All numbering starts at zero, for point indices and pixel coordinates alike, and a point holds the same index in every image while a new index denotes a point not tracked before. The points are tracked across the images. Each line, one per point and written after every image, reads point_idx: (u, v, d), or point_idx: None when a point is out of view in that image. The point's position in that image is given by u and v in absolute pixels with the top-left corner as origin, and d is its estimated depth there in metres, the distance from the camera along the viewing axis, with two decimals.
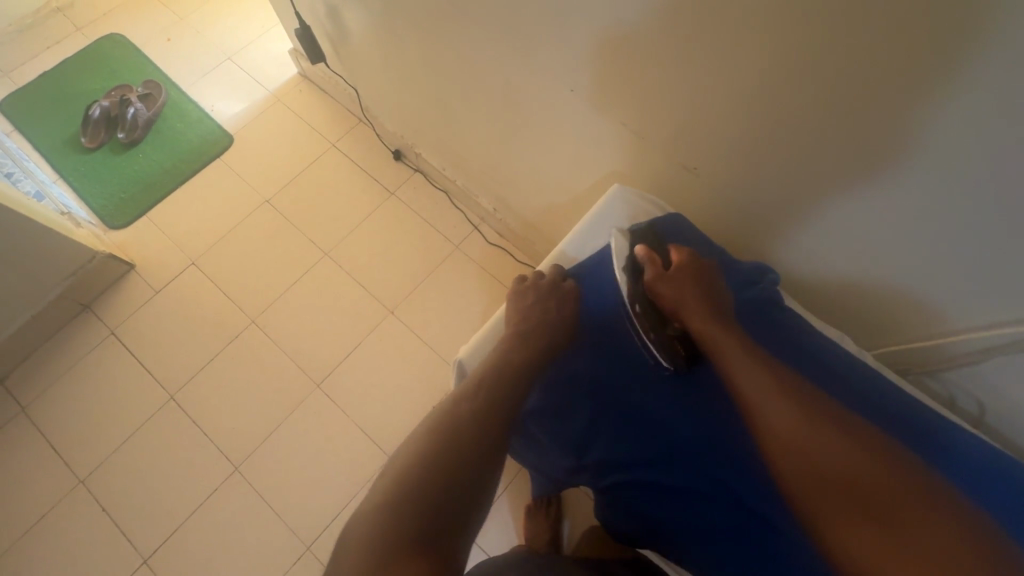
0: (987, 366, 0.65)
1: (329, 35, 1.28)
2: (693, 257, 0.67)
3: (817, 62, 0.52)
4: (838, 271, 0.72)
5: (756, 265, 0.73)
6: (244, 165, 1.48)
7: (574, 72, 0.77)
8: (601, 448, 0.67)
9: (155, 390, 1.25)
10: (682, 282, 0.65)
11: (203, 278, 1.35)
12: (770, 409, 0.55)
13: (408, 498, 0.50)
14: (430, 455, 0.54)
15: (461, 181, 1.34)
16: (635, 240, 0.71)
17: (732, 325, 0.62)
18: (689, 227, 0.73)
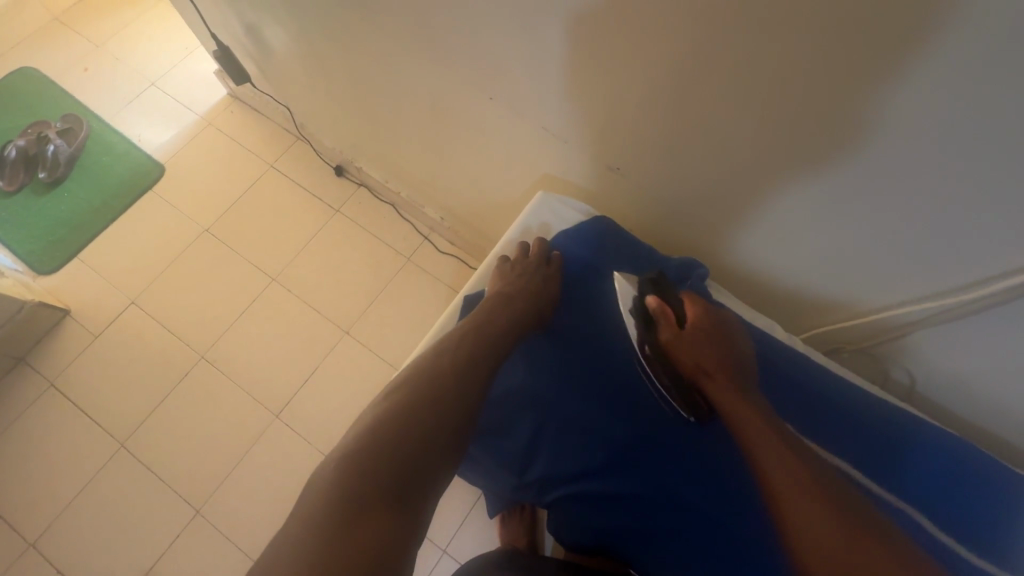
0: (915, 345, 0.68)
1: (251, 54, 1.24)
2: (707, 312, 0.63)
3: (728, 64, 0.53)
4: (784, 268, 0.73)
5: (686, 262, 0.74)
6: (181, 196, 1.42)
7: (497, 75, 0.76)
8: (545, 462, 0.66)
9: (104, 442, 1.19)
10: (699, 343, 0.61)
11: (144, 318, 1.29)
12: (798, 503, 0.48)
13: (387, 451, 0.52)
14: (406, 416, 0.54)
15: (406, 193, 1.32)
16: (647, 288, 0.67)
17: (754, 393, 0.57)
18: (617, 231, 0.75)
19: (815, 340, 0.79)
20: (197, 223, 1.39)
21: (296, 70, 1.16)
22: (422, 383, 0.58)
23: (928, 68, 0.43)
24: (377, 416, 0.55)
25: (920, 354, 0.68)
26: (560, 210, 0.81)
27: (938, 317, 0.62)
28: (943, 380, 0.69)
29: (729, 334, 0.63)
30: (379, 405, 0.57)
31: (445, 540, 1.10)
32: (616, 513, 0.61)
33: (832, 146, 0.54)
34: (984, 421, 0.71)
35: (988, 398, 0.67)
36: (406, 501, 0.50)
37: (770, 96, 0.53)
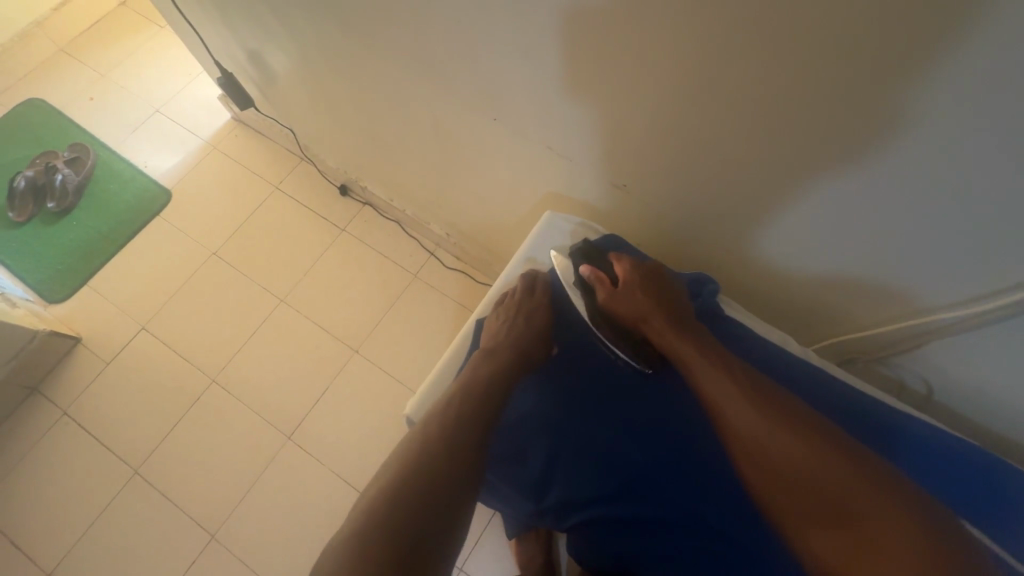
0: (929, 354, 0.67)
1: (255, 80, 1.26)
2: (635, 266, 0.70)
3: (731, 84, 0.54)
4: (769, 270, 0.75)
5: (694, 277, 0.74)
6: (189, 220, 1.43)
7: (500, 96, 0.77)
8: (561, 486, 0.65)
9: (119, 469, 1.19)
10: (631, 294, 0.68)
11: (155, 343, 1.30)
12: (728, 410, 0.55)
13: (399, 501, 0.51)
14: (415, 466, 0.54)
15: (410, 210, 1.32)
16: (580, 260, 0.74)
17: (686, 323, 0.64)
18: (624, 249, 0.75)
19: (828, 350, 0.78)
20: (205, 247, 1.40)
21: (298, 94, 1.17)
22: (429, 434, 0.58)
23: (935, 88, 0.44)
24: (388, 471, 0.55)
25: (935, 361, 0.67)
26: (563, 227, 0.81)
27: (946, 325, 0.62)
28: (960, 389, 0.69)
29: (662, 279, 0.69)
30: (390, 460, 0.57)
31: (461, 559, 1.09)
32: (637, 537, 0.61)
33: (842, 162, 0.55)
34: (1001, 428, 0.70)
35: (1007, 405, 0.66)
36: (422, 549, 0.49)
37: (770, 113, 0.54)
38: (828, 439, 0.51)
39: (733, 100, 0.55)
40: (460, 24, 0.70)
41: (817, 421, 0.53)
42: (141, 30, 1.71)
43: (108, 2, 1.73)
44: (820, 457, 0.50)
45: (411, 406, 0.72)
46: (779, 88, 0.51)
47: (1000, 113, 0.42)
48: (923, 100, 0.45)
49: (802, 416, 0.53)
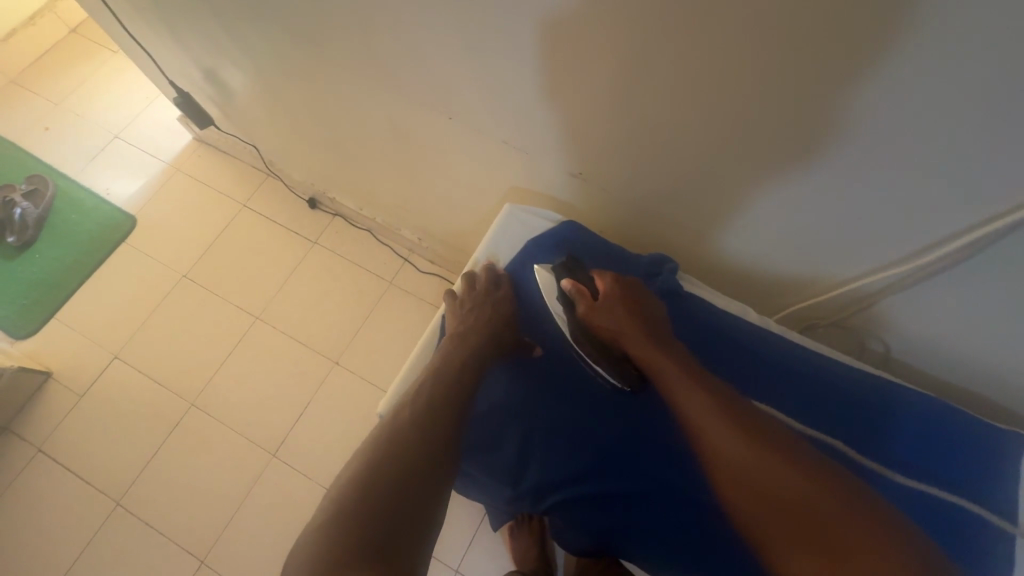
0: (884, 312, 0.71)
1: (213, 98, 1.24)
2: (618, 282, 0.66)
3: (672, 68, 0.56)
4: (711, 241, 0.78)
5: (655, 257, 0.76)
6: (156, 244, 1.41)
7: (455, 96, 0.78)
8: (535, 470, 0.66)
9: (99, 504, 1.16)
10: (613, 310, 0.63)
11: (129, 371, 1.28)
12: (711, 435, 0.52)
13: (375, 498, 0.52)
14: (388, 464, 0.54)
15: (381, 218, 1.33)
16: (562, 274, 0.69)
17: (668, 345, 0.61)
18: (585, 236, 0.77)
19: (789, 317, 0.81)
20: (174, 270, 1.38)
21: (258, 109, 1.17)
22: (400, 430, 0.58)
23: (882, 53, 0.45)
24: (359, 466, 0.55)
25: (885, 318, 0.71)
26: (522, 218, 0.82)
27: (903, 283, 0.65)
28: (915, 342, 0.72)
29: (642, 296, 0.66)
30: (359, 455, 0.56)
31: (457, 560, 1.09)
32: (615, 510, 0.63)
33: (796, 135, 0.56)
34: (956, 379, 0.73)
35: (954, 355, 0.70)
36: (399, 543, 0.50)
37: (720, 87, 0.55)
38: (821, 471, 0.49)
39: (685, 81, 0.57)
40: (410, 27, 0.71)
41: (798, 448, 0.51)
42: (94, 57, 1.68)
43: (57, 30, 1.70)
44: (804, 484, 0.48)
45: (382, 406, 0.72)
46: (719, 69, 0.54)
47: (957, 77, 0.44)
48: (870, 63, 0.46)
49: (784, 443, 0.51)
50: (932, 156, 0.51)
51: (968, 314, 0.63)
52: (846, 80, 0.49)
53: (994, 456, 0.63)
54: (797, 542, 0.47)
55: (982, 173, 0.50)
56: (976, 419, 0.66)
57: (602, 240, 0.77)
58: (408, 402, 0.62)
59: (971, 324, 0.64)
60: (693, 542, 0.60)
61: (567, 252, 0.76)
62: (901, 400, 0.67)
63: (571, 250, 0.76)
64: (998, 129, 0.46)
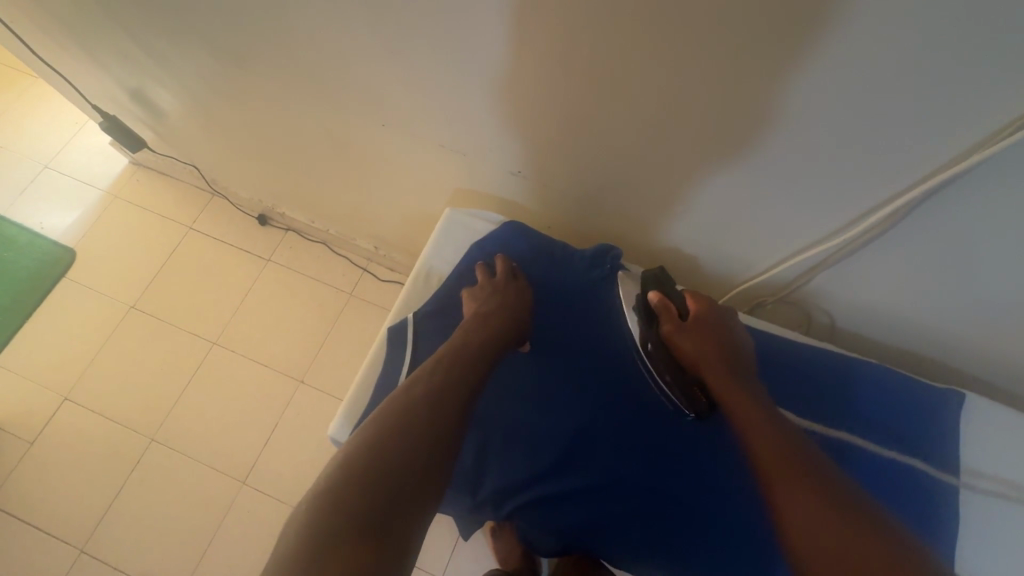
0: (819, 285, 0.73)
1: (143, 119, 1.19)
2: (709, 305, 0.65)
3: (598, 60, 0.56)
4: (740, 256, 0.75)
5: (599, 246, 0.74)
6: (99, 277, 1.35)
7: (389, 103, 0.77)
8: (495, 476, 0.65)
9: (62, 554, 1.11)
10: (699, 336, 0.62)
11: (82, 411, 1.22)
12: (783, 487, 0.50)
13: (374, 482, 0.48)
14: (393, 447, 0.51)
15: (334, 229, 1.30)
16: (652, 283, 0.67)
17: (748, 380, 0.59)
18: (529, 234, 0.76)
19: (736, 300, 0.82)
20: (121, 301, 1.32)
21: (191, 127, 1.12)
22: (404, 414, 0.53)
23: (798, 28, 0.46)
24: (364, 440, 0.51)
25: (828, 291, 0.73)
26: (465, 221, 0.81)
27: (835, 256, 0.67)
28: (855, 311, 0.74)
29: (732, 330, 0.64)
30: (369, 423, 0.53)
31: (441, 567, 1.09)
32: (579, 507, 0.63)
33: (731, 120, 0.57)
34: (895, 343, 0.76)
35: (893, 320, 0.73)
36: (390, 536, 0.46)
37: (647, 73, 0.55)
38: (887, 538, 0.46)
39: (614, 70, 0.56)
40: (333, 34, 0.69)
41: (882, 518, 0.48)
42: (13, 86, 1.59)
43: None
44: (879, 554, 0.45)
45: (334, 426, 0.69)
46: (642, 57, 0.54)
47: (878, 44, 0.44)
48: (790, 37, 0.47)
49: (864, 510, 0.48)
50: (864, 134, 0.53)
51: (901, 280, 0.66)
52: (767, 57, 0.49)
53: (923, 412, 0.68)
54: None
55: (905, 145, 0.52)
56: (915, 381, 0.70)
57: (545, 236, 0.77)
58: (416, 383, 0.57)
59: (904, 288, 0.67)
60: (655, 527, 0.62)
61: (511, 251, 0.76)
62: (844, 370, 0.70)
63: (514, 250, 0.76)
64: (924, 102, 0.48)
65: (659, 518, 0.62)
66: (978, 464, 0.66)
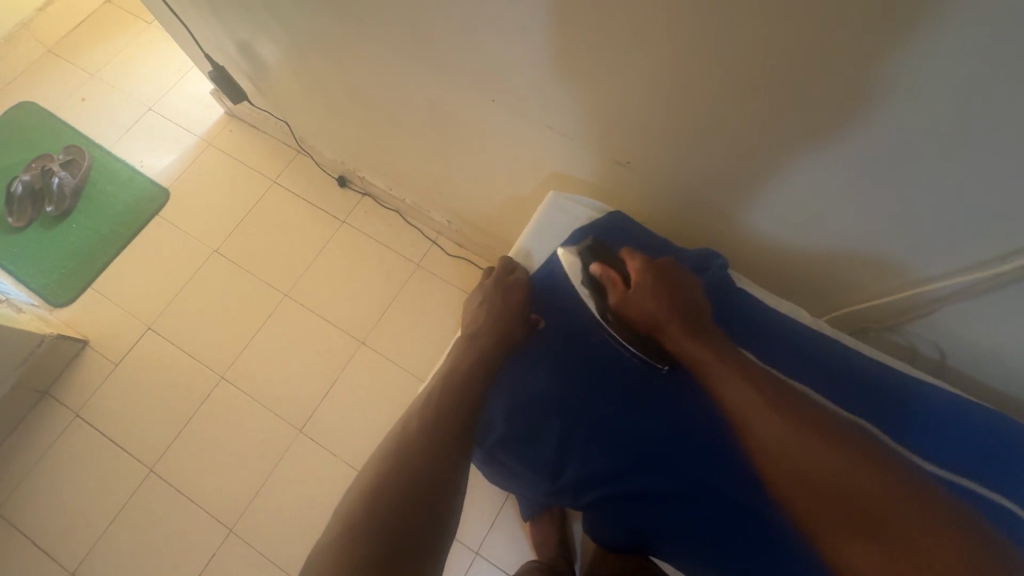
0: (938, 316, 0.69)
1: (246, 72, 1.24)
2: (649, 262, 0.67)
3: (735, 62, 0.54)
4: (790, 250, 0.75)
5: (703, 252, 0.75)
6: (187, 219, 1.42)
7: (498, 80, 0.76)
8: (577, 463, 0.65)
9: (134, 470, 1.20)
10: (644, 296, 0.65)
11: (163, 342, 1.30)
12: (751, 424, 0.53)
13: (389, 504, 0.55)
14: (404, 472, 0.58)
15: (410, 198, 1.32)
16: (589, 258, 0.72)
17: (703, 328, 0.62)
18: (631, 228, 0.75)
19: (839, 319, 0.79)
20: (206, 244, 1.39)
21: (291, 83, 1.16)
22: (404, 443, 0.61)
23: (951, 45, 0.43)
24: (374, 475, 0.58)
25: (942, 323, 0.69)
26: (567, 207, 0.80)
27: (954, 285, 0.63)
28: (969, 350, 0.70)
29: (680, 278, 0.66)
30: (375, 463, 0.60)
31: (477, 542, 1.11)
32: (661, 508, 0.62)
33: (822, 127, 0.56)
34: (1005, 388, 0.71)
35: (1014, 365, 0.68)
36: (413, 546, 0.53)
37: (786, 78, 0.53)
38: (864, 451, 0.49)
39: (753, 69, 0.53)
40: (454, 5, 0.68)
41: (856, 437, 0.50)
42: (127, 28, 1.68)
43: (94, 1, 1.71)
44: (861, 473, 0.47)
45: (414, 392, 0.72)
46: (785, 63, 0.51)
47: (996, 69, 0.43)
48: (930, 56, 0.45)
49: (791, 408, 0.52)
50: (907, 133, 0.52)
51: None
52: (915, 72, 0.46)
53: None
54: (853, 540, 0.45)
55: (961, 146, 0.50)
56: None
57: (648, 233, 0.75)
58: (420, 410, 0.66)
59: None
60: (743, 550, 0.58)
61: (614, 242, 0.75)
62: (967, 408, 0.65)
63: (616, 241, 0.75)
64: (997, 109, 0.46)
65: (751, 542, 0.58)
66: None
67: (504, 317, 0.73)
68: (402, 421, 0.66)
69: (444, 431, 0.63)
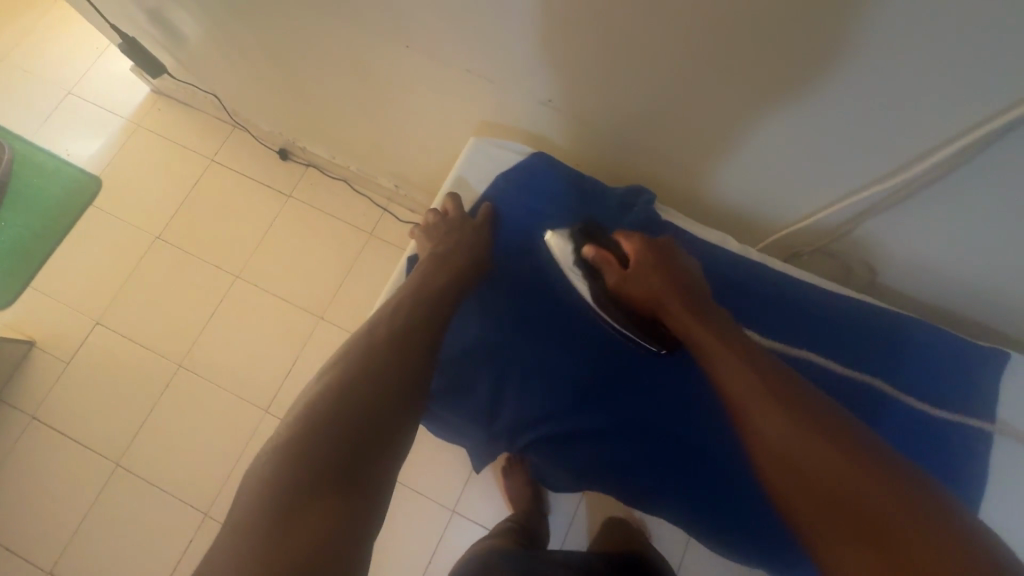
0: (864, 238, 0.70)
1: (162, 43, 1.15)
2: (649, 244, 0.66)
3: None
4: (721, 185, 0.74)
5: (630, 188, 0.75)
6: (125, 206, 1.36)
7: (413, 26, 0.72)
8: (512, 410, 0.69)
9: (100, 467, 1.18)
10: (645, 275, 0.64)
11: (113, 335, 1.26)
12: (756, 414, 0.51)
13: (324, 429, 0.51)
14: (343, 399, 0.53)
15: (355, 166, 1.28)
16: (582, 238, 0.70)
17: (705, 305, 0.60)
18: (554, 171, 0.74)
19: (771, 249, 0.81)
20: (147, 232, 1.34)
21: (211, 51, 1.08)
22: (346, 366, 0.57)
23: None
24: (312, 398, 0.54)
25: (866, 244, 0.71)
26: (490, 150, 0.79)
27: (882, 206, 0.64)
28: (897, 266, 0.72)
29: (680, 263, 0.65)
30: (316, 385, 0.56)
31: (452, 501, 1.13)
32: (603, 448, 0.68)
33: (828, 84, 0.53)
34: (934, 299, 0.74)
35: (940, 275, 0.70)
36: (359, 491, 0.49)
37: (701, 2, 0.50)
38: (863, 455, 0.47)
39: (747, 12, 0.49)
40: None
41: (858, 438, 0.48)
42: (33, 6, 1.55)
43: None
44: (860, 476, 0.45)
45: None
46: None
47: None
48: None
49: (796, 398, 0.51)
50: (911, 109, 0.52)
51: (947, 236, 0.63)
52: None
53: (955, 367, 0.68)
54: (840, 538, 0.44)
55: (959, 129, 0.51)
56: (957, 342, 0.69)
57: (573, 172, 0.74)
58: (365, 334, 0.61)
59: (956, 246, 0.64)
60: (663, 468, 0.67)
61: (540, 185, 0.75)
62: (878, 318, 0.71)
63: (543, 184, 0.75)
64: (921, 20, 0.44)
65: (684, 465, 0.67)
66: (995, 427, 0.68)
67: (440, 263, 0.70)
68: (350, 338, 0.61)
69: (387, 362, 0.58)
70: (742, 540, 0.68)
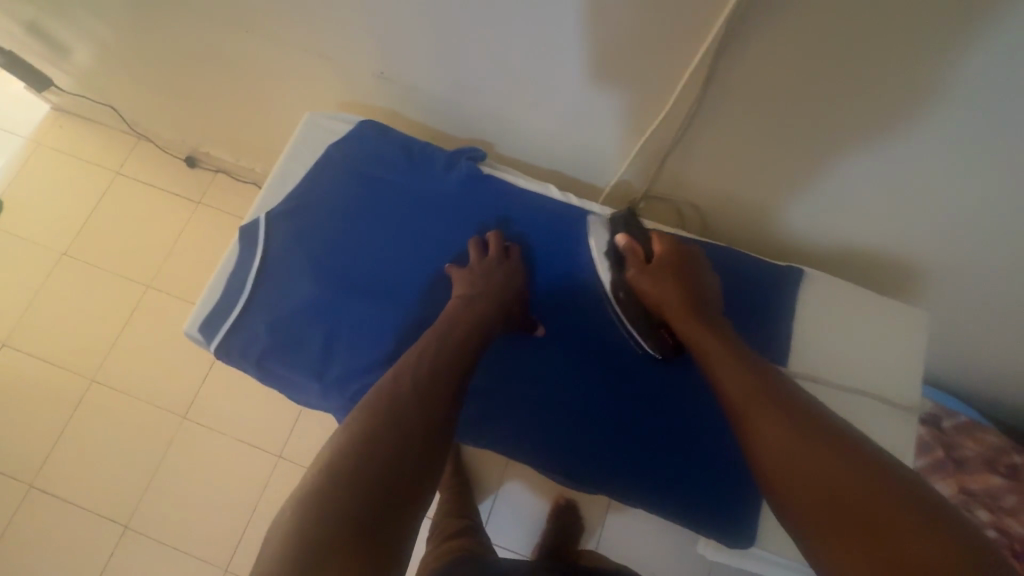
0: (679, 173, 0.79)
1: (44, 55, 1.14)
2: (673, 246, 0.71)
3: None
4: (543, 134, 0.83)
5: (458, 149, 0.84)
6: (29, 226, 1.33)
7: None
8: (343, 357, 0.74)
9: (12, 491, 1.15)
10: (659, 275, 0.70)
11: (21, 356, 1.24)
12: (760, 422, 0.55)
13: (343, 496, 0.49)
14: (363, 461, 0.51)
15: (260, 166, 1.29)
16: (619, 226, 0.75)
17: (709, 317, 0.66)
18: (381, 138, 0.83)
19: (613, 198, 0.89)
20: (53, 249, 1.32)
21: (93, 60, 1.09)
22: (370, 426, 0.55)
23: None
24: (326, 460, 0.52)
25: (683, 179, 0.80)
26: (326, 124, 0.85)
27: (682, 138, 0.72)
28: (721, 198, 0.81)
29: (694, 269, 0.70)
30: (330, 446, 0.54)
31: None
32: None
33: (572, 58, 0.66)
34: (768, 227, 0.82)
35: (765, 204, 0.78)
36: (381, 548, 0.48)
37: None
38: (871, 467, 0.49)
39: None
40: None
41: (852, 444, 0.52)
42: None
43: None
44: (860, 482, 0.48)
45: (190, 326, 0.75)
46: None
47: None
48: None
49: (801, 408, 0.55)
50: (637, 77, 0.66)
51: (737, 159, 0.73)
52: None
53: (752, 287, 0.78)
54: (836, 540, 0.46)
55: (668, 92, 0.66)
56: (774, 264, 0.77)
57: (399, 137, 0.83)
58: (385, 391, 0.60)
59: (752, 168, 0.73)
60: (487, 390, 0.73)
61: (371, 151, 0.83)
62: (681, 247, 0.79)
63: (373, 149, 0.83)
64: None
65: (553, 410, 0.74)
66: (818, 336, 0.76)
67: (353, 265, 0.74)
68: (378, 384, 0.60)
69: (411, 423, 0.57)
70: (573, 471, 0.73)
